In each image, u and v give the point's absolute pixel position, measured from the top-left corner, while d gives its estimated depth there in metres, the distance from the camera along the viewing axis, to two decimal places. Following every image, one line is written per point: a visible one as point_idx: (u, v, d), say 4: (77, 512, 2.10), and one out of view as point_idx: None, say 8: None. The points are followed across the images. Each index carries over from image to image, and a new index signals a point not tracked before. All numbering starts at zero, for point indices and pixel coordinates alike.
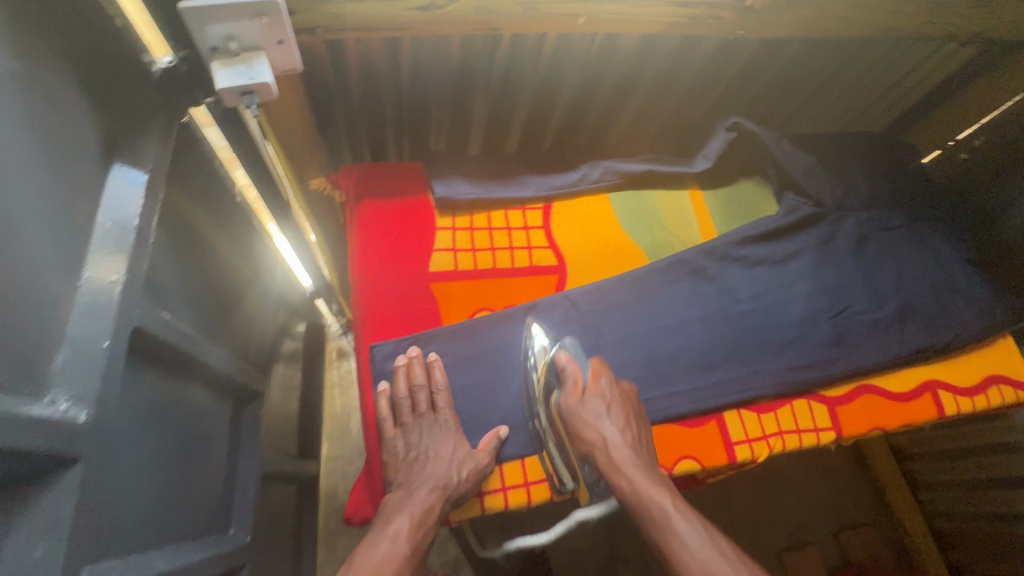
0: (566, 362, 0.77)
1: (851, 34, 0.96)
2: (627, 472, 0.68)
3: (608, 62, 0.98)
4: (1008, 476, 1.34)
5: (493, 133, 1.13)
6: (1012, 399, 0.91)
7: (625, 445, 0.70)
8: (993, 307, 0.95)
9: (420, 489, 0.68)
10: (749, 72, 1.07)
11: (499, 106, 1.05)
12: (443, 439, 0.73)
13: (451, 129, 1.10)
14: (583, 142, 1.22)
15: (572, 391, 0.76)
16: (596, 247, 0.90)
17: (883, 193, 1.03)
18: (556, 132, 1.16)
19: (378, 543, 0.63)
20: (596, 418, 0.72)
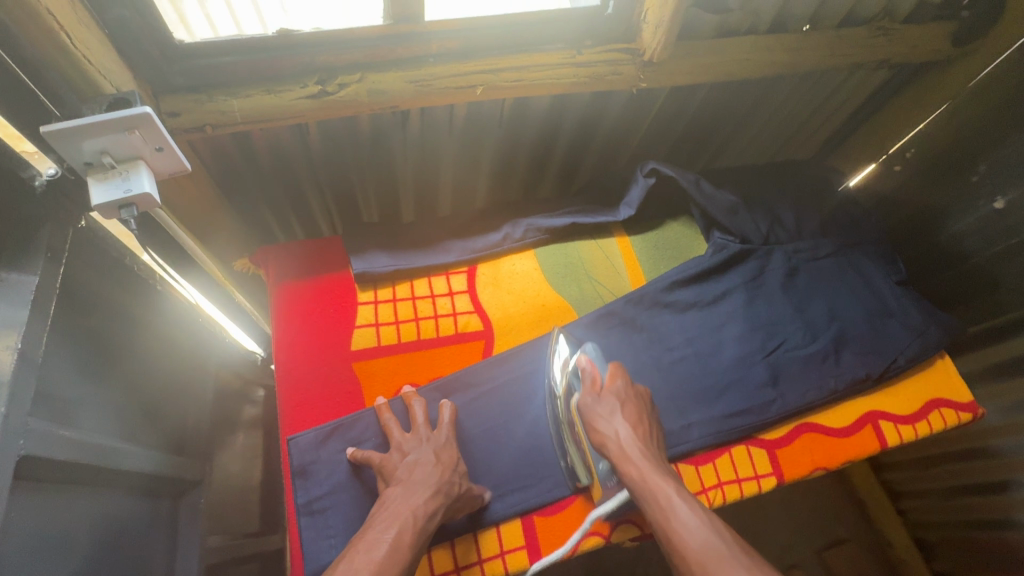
0: (586, 364, 0.78)
1: (756, 74, 0.97)
2: (638, 463, 0.67)
3: (523, 120, 0.99)
4: (979, 482, 1.32)
5: (423, 198, 1.13)
6: (955, 421, 0.90)
7: (638, 440, 0.70)
8: (928, 327, 0.95)
9: (419, 491, 0.65)
10: (667, 116, 1.09)
11: (423, 172, 1.06)
12: (447, 451, 0.72)
13: (380, 195, 1.09)
14: (516, 195, 1.23)
15: (590, 389, 0.76)
16: (524, 307, 0.89)
17: (809, 223, 1.05)
18: (488, 189, 1.17)
19: (381, 540, 0.59)
20: (605, 415, 0.72)
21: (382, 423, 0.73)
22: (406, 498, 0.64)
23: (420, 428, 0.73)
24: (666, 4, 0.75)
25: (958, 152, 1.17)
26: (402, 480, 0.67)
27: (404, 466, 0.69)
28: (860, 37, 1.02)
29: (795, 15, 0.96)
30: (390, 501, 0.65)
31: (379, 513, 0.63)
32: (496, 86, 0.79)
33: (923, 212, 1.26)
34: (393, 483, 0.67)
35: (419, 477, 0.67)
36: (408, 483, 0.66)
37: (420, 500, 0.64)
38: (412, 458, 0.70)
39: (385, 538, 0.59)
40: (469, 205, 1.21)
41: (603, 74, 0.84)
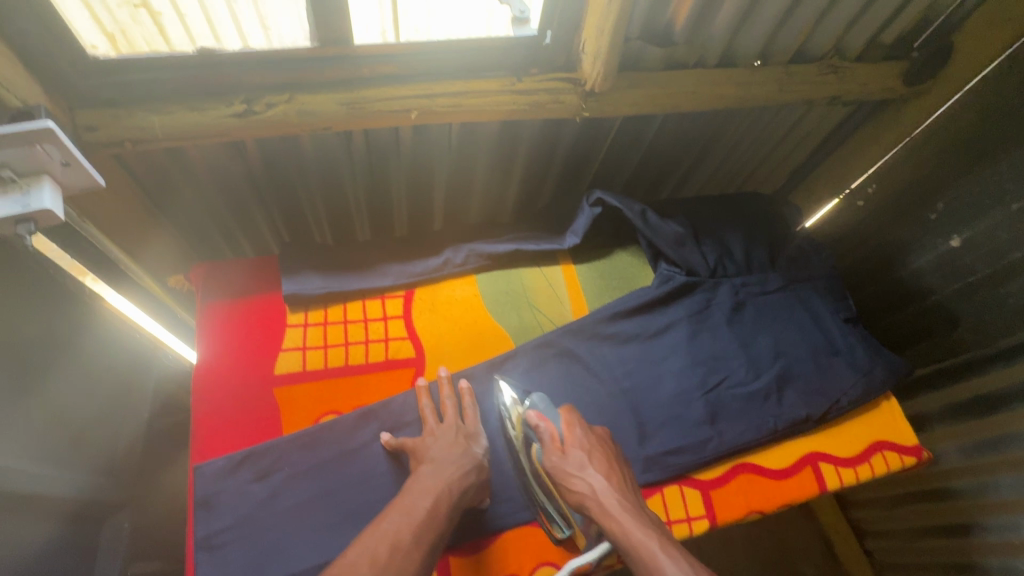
0: (538, 421, 0.75)
1: (704, 107, 0.98)
2: (616, 516, 0.64)
3: (473, 145, 0.98)
4: (943, 524, 1.29)
5: (377, 220, 1.12)
6: (899, 465, 0.87)
7: (612, 489, 0.68)
8: (873, 367, 0.93)
9: (447, 467, 0.69)
10: (621, 145, 1.08)
11: (374, 195, 1.05)
12: (476, 437, 0.75)
13: (331, 216, 1.08)
14: (475, 220, 1.22)
15: (551, 447, 0.73)
16: (459, 334, 0.87)
17: (759, 256, 1.04)
18: (445, 213, 1.16)
19: (421, 505, 0.63)
20: (576, 471, 0.70)
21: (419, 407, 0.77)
22: (437, 471, 0.68)
23: (451, 414, 0.76)
24: (602, 35, 0.76)
25: (918, 191, 1.18)
26: (438, 455, 0.70)
27: (439, 443, 0.72)
28: (810, 75, 1.02)
29: (743, 50, 0.97)
30: (424, 473, 0.68)
31: (413, 483, 0.67)
32: (431, 111, 0.79)
33: (887, 247, 1.26)
34: (422, 461, 0.70)
35: (452, 453, 0.70)
36: (441, 458, 0.70)
37: (454, 473, 0.68)
38: (442, 439, 0.73)
39: (424, 505, 0.63)
40: (425, 228, 1.20)
41: (544, 103, 0.84)
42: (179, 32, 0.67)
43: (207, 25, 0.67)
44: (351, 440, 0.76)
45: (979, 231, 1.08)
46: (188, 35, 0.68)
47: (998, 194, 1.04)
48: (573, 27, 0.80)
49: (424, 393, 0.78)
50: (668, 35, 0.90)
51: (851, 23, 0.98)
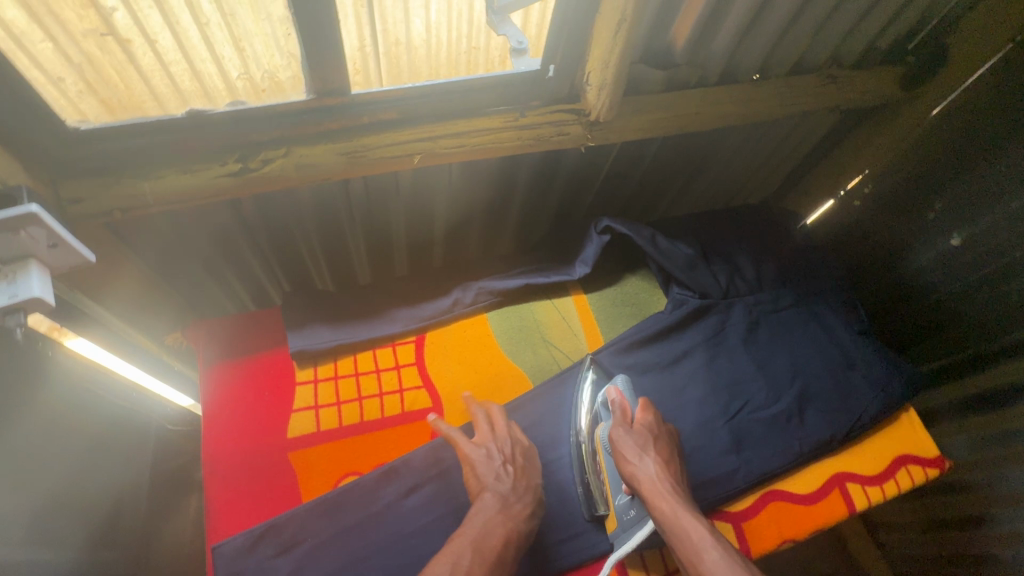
0: (616, 395, 0.77)
1: (706, 126, 0.96)
2: (667, 499, 0.67)
3: (473, 177, 0.96)
4: (957, 516, 1.30)
5: (378, 259, 1.10)
6: (924, 479, 0.87)
7: (666, 475, 0.69)
8: (891, 379, 0.93)
9: (513, 500, 0.68)
10: (623, 165, 1.07)
11: (375, 234, 1.02)
12: (532, 465, 0.74)
13: (332, 257, 1.04)
14: (478, 250, 1.20)
15: (619, 421, 0.75)
16: (477, 377, 0.85)
17: (769, 273, 1.03)
18: (447, 247, 1.14)
19: (491, 546, 0.63)
20: (638, 447, 0.72)
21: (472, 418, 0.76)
22: (504, 506, 0.67)
23: (508, 435, 0.75)
24: (607, 68, 0.74)
25: (915, 191, 1.17)
26: (503, 484, 0.69)
27: (504, 468, 0.71)
28: (809, 86, 1.01)
29: (743, 66, 0.95)
30: (488, 503, 0.67)
31: (478, 513, 0.66)
32: (433, 153, 0.76)
33: (884, 249, 1.24)
34: (484, 485, 0.69)
35: (516, 484, 0.70)
36: (506, 491, 0.69)
37: (519, 508, 0.68)
38: (504, 464, 0.71)
39: (494, 545, 0.63)
40: (428, 263, 1.18)
41: (549, 136, 0.81)
42: (166, 91, 0.62)
43: (193, 81, 0.62)
44: (374, 503, 0.73)
45: (978, 230, 1.07)
46: (177, 94, 0.63)
47: (995, 192, 1.04)
48: (576, 60, 0.77)
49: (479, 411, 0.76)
50: (667, 57, 0.89)
51: (848, 32, 0.97)
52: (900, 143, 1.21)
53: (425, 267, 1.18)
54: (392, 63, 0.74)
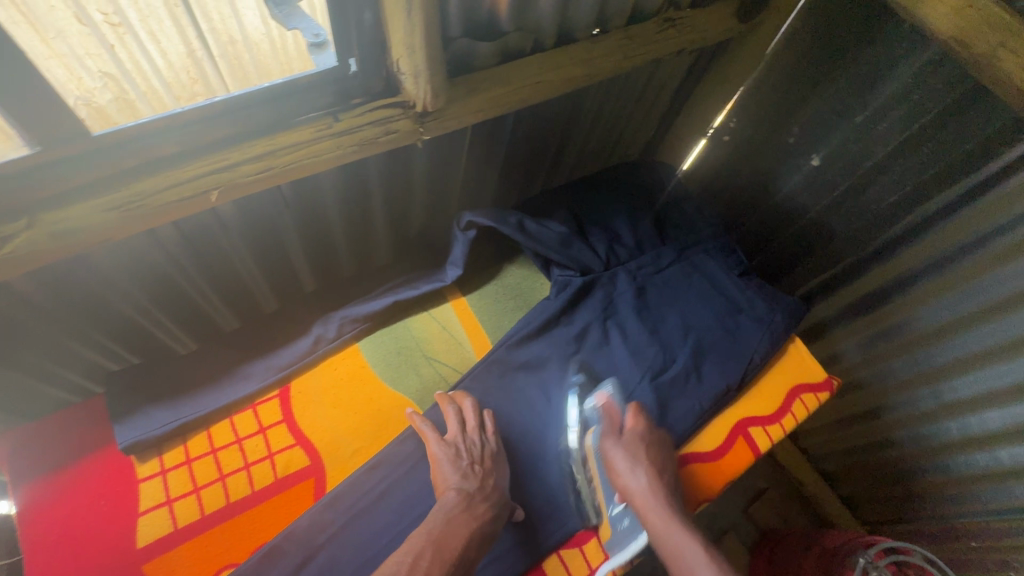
0: (608, 406, 0.80)
1: (552, 95, 0.90)
2: (660, 517, 0.71)
3: (313, 188, 0.87)
4: (860, 409, 1.49)
5: (234, 297, 0.98)
6: (817, 404, 0.91)
7: (657, 490, 0.73)
8: (774, 315, 0.95)
9: (479, 498, 0.67)
10: (477, 140, 1.01)
11: (219, 273, 0.90)
12: (497, 457, 0.74)
13: (179, 311, 0.92)
14: (349, 257, 1.12)
15: (610, 431, 0.78)
16: (357, 418, 0.76)
17: (648, 231, 1.01)
18: (312, 263, 1.05)
19: (451, 552, 0.62)
20: (628, 461, 0.75)
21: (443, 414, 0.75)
22: (469, 506, 0.66)
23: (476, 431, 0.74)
24: (414, 54, 0.65)
25: (777, 117, 1.29)
26: (469, 484, 0.68)
27: (472, 465, 0.70)
28: (651, 32, 0.97)
29: (580, 25, 0.90)
30: (451, 503, 0.66)
31: (442, 511, 0.65)
32: (236, 185, 0.65)
33: (759, 175, 1.39)
34: (448, 485, 0.68)
35: (480, 483, 0.69)
36: (472, 490, 0.68)
37: (484, 509, 0.67)
38: (470, 462, 0.71)
39: (455, 548, 0.63)
40: (298, 286, 1.08)
41: (375, 138, 0.72)
42: None
43: None
44: None
45: (833, 148, 1.22)
46: None
47: (842, 109, 1.17)
48: (381, 47, 0.67)
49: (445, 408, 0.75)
50: (495, 28, 0.81)
51: None
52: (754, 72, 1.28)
53: (295, 290, 1.08)
54: (235, 67, 0.69)
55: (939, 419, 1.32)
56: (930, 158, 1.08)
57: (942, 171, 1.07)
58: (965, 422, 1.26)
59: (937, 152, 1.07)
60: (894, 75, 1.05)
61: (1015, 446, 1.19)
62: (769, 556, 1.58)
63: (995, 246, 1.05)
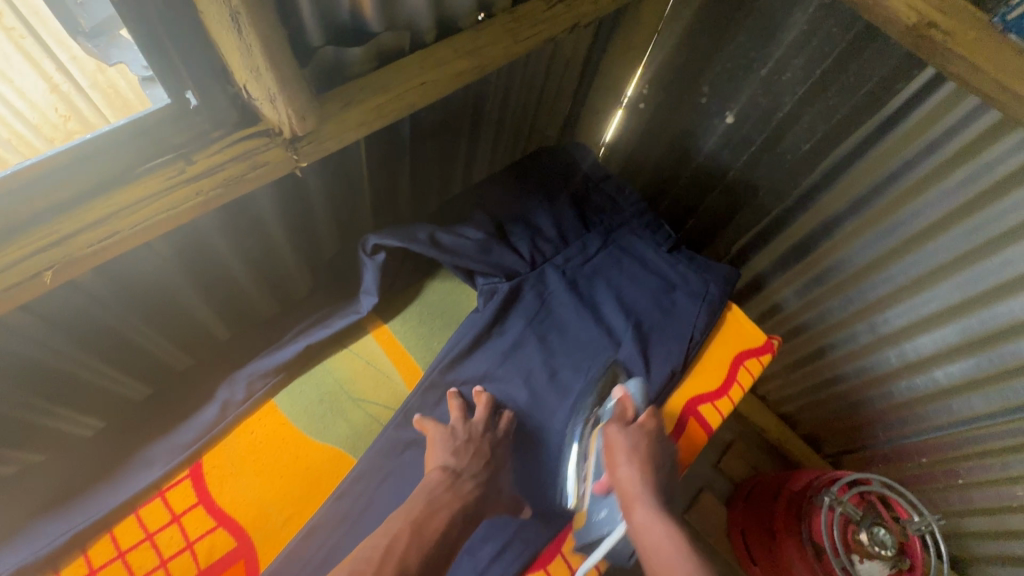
0: (625, 398, 0.80)
1: (442, 94, 0.82)
2: (645, 510, 0.71)
3: (192, 233, 0.77)
4: (808, 351, 1.53)
5: (136, 364, 0.89)
6: (761, 368, 0.91)
7: (649, 486, 0.73)
8: (708, 287, 0.94)
9: (448, 507, 0.66)
10: (374, 148, 0.93)
11: (107, 345, 0.80)
12: (495, 456, 0.74)
13: (68, 392, 0.81)
14: (265, 297, 1.03)
15: (619, 419, 0.79)
16: (284, 483, 0.70)
17: (570, 219, 0.96)
18: (220, 312, 0.96)
19: (411, 560, 0.60)
20: (629, 450, 0.76)
21: (453, 406, 0.76)
22: (439, 513, 0.65)
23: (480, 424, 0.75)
24: (262, 76, 0.57)
25: (686, 78, 1.28)
26: (456, 463, 0.70)
27: (457, 467, 0.70)
28: (540, 9, 0.90)
29: (461, 13, 0.83)
30: (420, 507, 0.65)
31: (423, 494, 0.67)
32: (75, 260, 0.55)
33: (680, 139, 1.38)
34: (424, 491, 0.68)
35: (456, 493, 0.68)
36: (450, 489, 0.67)
37: (469, 490, 0.69)
38: (456, 466, 0.70)
39: (413, 561, 0.60)
40: (211, 337, 0.99)
41: (243, 175, 0.64)
42: None
43: None
44: None
45: (743, 103, 1.21)
46: None
47: (746, 64, 1.16)
48: (223, 72, 0.59)
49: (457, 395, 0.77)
50: (363, 29, 0.73)
51: None
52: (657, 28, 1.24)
53: (209, 343, 0.99)
54: (110, 94, 0.62)
55: (878, 350, 1.36)
56: (835, 102, 1.08)
57: (851, 111, 1.07)
58: (902, 349, 1.31)
59: (841, 95, 1.06)
60: (791, 22, 1.05)
61: (948, 365, 1.25)
62: (742, 505, 1.62)
63: (908, 179, 1.07)
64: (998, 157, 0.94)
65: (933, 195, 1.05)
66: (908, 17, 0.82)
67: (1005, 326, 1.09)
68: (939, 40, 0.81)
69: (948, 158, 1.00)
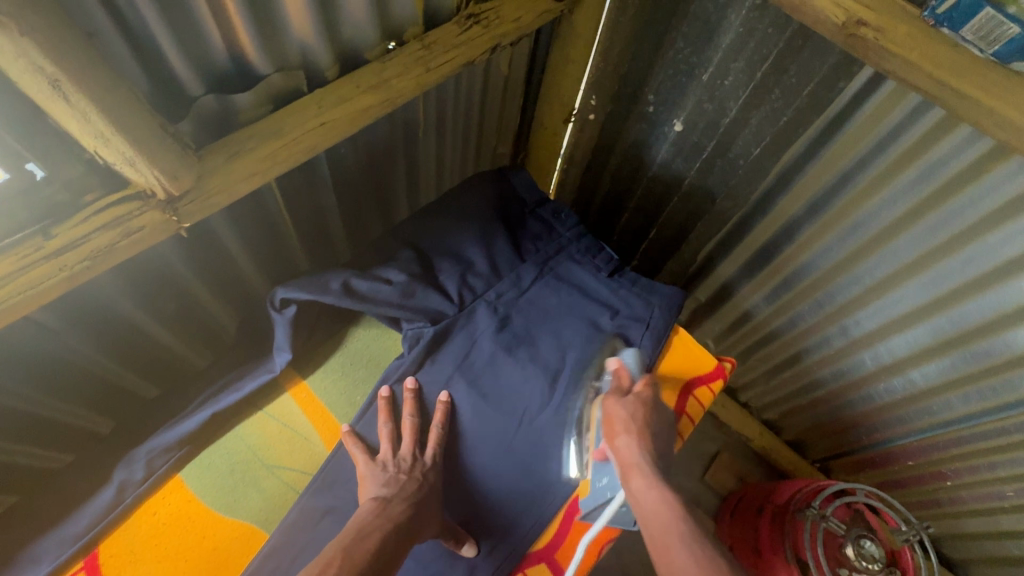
0: (619, 368, 0.78)
1: (347, 132, 0.77)
2: (646, 478, 0.66)
3: (83, 301, 0.72)
4: (785, 357, 1.47)
5: (51, 439, 0.83)
6: (710, 397, 0.87)
7: (649, 452, 0.68)
8: (651, 312, 0.89)
9: (397, 502, 0.66)
10: (288, 190, 0.88)
11: (13, 424, 0.76)
12: (429, 470, 0.73)
13: None
14: (196, 351, 0.97)
15: (618, 388, 0.77)
16: (185, 567, 0.68)
17: (504, 250, 0.91)
18: (145, 373, 0.91)
19: (362, 558, 0.59)
20: (627, 419, 0.72)
21: (380, 425, 0.75)
22: (384, 510, 0.65)
23: (410, 445, 0.74)
24: (111, 141, 0.53)
25: (630, 86, 1.21)
26: (388, 492, 0.68)
27: (399, 474, 0.70)
28: (452, 32, 0.85)
29: (360, 43, 0.78)
30: (367, 512, 0.65)
31: (355, 522, 0.64)
32: None
33: (631, 148, 1.32)
34: (370, 495, 0.68)
35: (403, 491, 0.68)
36: (389, 496, 0.67)
37: (402, 514, 0.65)
38: (398, 472, 0.71)
39: (366, 552, 0.60)
40: (139, 398, 0.93)
41: (114, 245, 0.59)
42: None
43: None
44: None
45: (690, 110, 1.15)
46: None
47: (687, 69, 1.09)
48: (69, 141, 0.55)
49: (382, 416, 0.76)
50: (249, 74, 0.69)
51: None
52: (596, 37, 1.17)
53: (136, 405, 0.93)
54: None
55: (852, 354, 1.31)
56: (780, 105, 1.02)
57: (796, 114, 1.01)
58: (877, 351, 1.25)
59: (784, 98, 1.01)
60: (726, 25, 0.99)
61: (924, 366, 1.19)
62: (729, 520, 1.56)
63: (862, 179, 1.02)
64: (950, 153, 0.89)
65: (888, 194, 1.00)
66: (836, 16, 0.76)
67: (977, 325, 1.04)
68: (869, 37, 0.75)
69: (898, 157, 0.95)
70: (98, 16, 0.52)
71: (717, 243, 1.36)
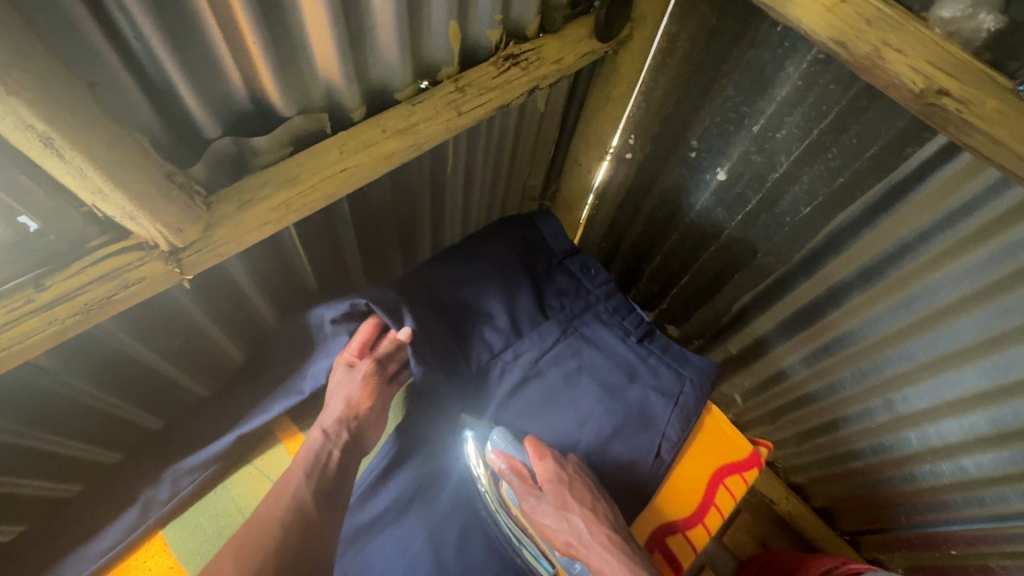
0: (502, 463, 0.74)
1: (367, 177, 0.72)
2: (615, 559, 0.66)
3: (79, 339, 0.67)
4: (820, 423, 1.37)
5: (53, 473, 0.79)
6: (742, 488, 0.79)
7: (599, 527, 0.68)
8: (682, 385, 0.81)
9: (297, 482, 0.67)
10: (304, 226, 0.83)
11: (18, 463, 0.73)
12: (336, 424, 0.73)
13: None
14: (201, 382, 0.93)
15: (523, 485, 0.72)
16: None
17: (526, 305, 0.85)
18: (150, 408, 0.87)
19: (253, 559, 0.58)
20: (558, 508, 0.69)
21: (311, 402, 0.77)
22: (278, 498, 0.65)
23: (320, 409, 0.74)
24: (108, 195, 0.49)
25: (671, 129, 1.14)
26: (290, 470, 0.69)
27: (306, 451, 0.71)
28: (488, 73, 0.79)
29: (389, 82, 0.73)
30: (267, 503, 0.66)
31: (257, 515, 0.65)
32: None
33: (669, 192, 1.25)
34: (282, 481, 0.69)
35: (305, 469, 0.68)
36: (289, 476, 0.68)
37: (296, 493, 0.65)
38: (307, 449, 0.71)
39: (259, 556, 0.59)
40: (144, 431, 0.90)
41: (110, 297, 0.55)
42: None
43: None
44: None
45: (736, 160, 1.08)
46: None
47: (737, 118, 1.02)
48: (66, 192, 0.52)
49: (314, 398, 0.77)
50: (271, 116, 0.66)
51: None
52: (640, 76, 1.10)
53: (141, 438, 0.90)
54: None
55: (896, 430, 1.21)
56: (838, 164, 0.94)
57: (855, 176, 0.93)
58: (924, 432, 1.15)
59: (843, 158, 0.92)
60: (783, 77, 0.91)
61: (977, 455, 1.09)
62: None
63: (923, 253, 0.93)
64: None
65: (953, 272, 0.91)
66: (914, 83, 0.65)
67: None
68: (952, 110, 0.64)
69: (969, 234, 0.86)
70: (107, 59, 0.49)
71: (754, 299, 1.27)
